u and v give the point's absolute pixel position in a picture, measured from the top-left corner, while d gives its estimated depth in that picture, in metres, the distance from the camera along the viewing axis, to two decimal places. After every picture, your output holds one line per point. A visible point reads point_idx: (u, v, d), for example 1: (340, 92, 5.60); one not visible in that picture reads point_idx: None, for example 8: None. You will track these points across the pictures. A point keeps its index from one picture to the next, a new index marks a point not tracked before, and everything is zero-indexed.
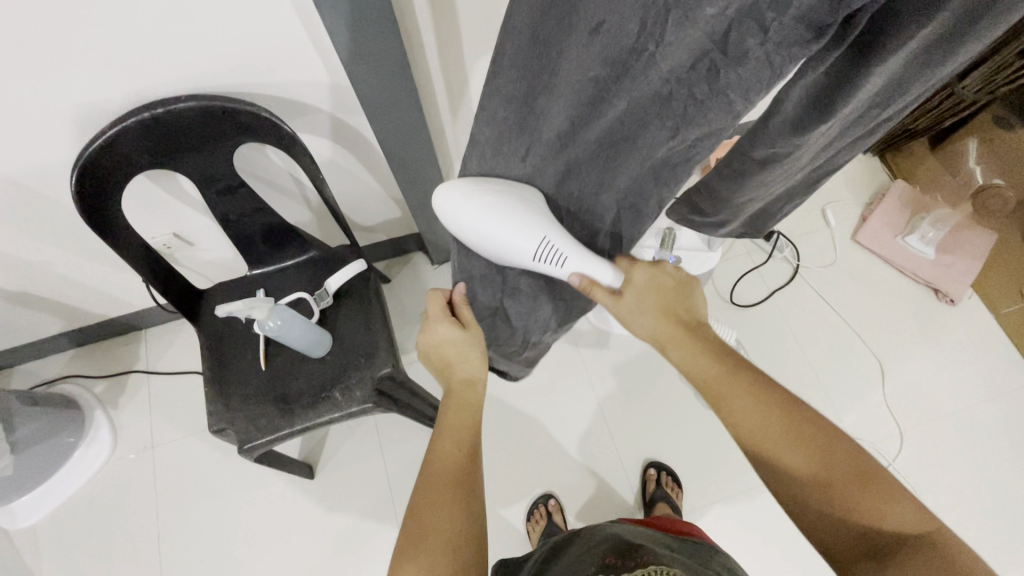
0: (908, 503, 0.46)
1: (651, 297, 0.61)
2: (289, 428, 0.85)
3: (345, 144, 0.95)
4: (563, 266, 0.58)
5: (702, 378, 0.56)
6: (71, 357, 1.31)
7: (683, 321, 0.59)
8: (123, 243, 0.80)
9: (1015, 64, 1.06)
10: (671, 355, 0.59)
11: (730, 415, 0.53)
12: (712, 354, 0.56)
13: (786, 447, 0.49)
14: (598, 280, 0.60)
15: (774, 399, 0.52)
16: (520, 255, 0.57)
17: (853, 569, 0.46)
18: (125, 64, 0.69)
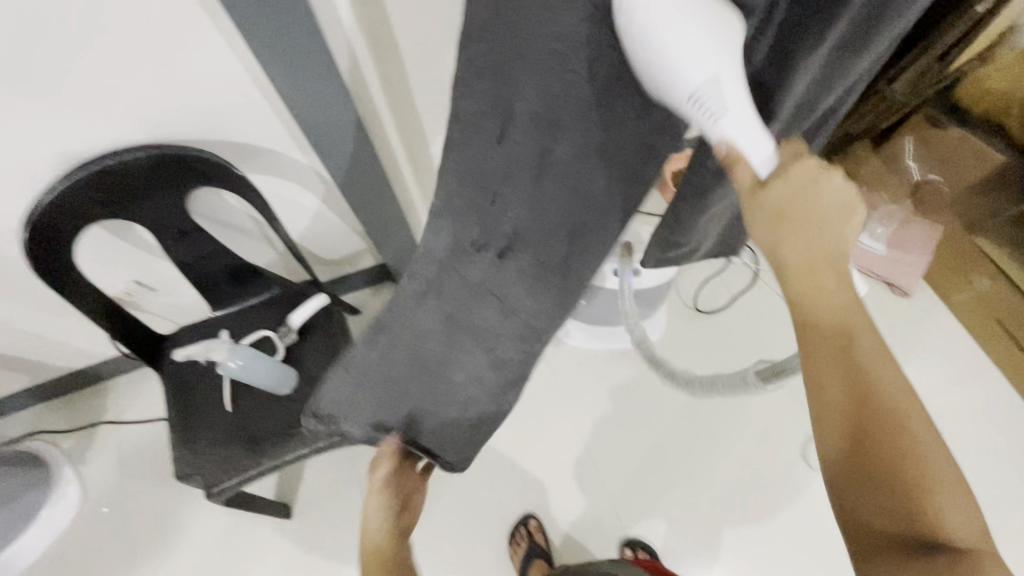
0: (967, 515, 0.40)
1: (793, 205, 0.40)
2: (257, 468, 0.85)
3: (301, 182, 0.97)
4: (715, 125, 0.38)
5: (813, 312, 0.42)
6: (37, 412, 1.28)
7: (829, 257, 0.41)
8: (78, 296, 0.79)
9: (937, 67, 1.15)
10: (787, 283, 0.43)
11: (814, 357, 0.43)
12: (838, 294, 0.41)
13: (849, 398, 0.41)
14: (745, 157, 0.40)
15: (877, 370, 0.41)
16: (671, 91, 0.37)
17: (876, 561, 0.41)
18: (71, 120, 0.70)
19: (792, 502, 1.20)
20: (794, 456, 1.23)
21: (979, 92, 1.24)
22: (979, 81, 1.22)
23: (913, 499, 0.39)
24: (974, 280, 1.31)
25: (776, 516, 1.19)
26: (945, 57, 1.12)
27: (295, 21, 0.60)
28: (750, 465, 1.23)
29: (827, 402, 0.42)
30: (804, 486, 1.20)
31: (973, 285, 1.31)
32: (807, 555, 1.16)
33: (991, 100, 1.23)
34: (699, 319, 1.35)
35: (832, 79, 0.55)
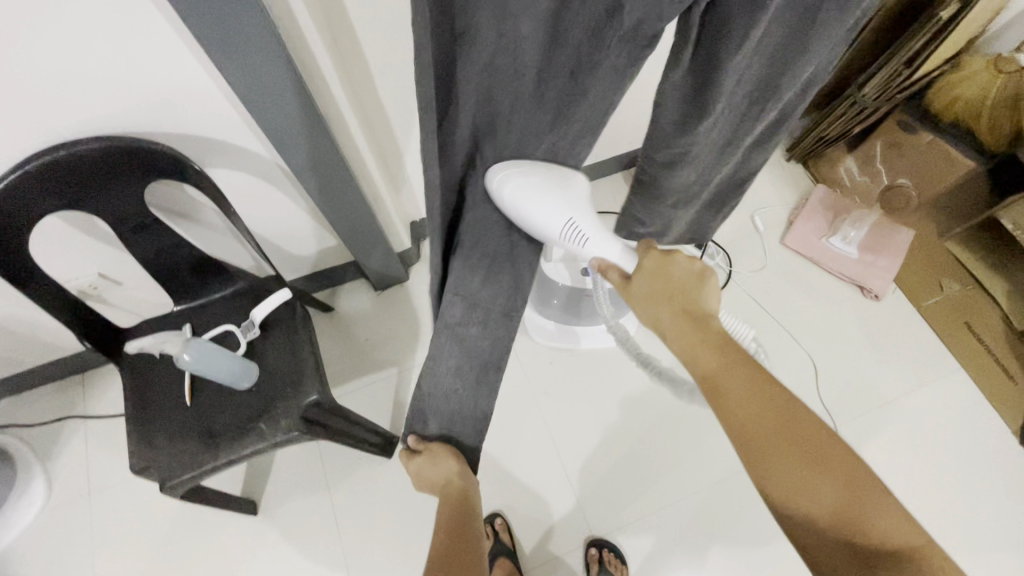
0: (897, 519, 0.46)
1: (660, 283, 0.58)
2: (213, 462, 0.85)
3: (265, 175, 0.97)
4: (585, 247, 0.63)
5: (703, 368, 0.53)
6: (2, 407, 1.27)
7: (692, 312, 0.56)
8: (33, 287, 0.79)
9: (905, 72, 1.18)
10: (671, 344, 0.56)
11: (732, 416, 0.51)
12: (722, 351, 0.53)
13: (775, 444, 0.49)
14: (612, 266, 0.63)
15: (781, 410, 0.50)
16: (546, 233, 0.63)
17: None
18: (22, 111, 0.70)
19: (759, 501, 1.20)
20: None
21: (946, 99, 1.22)
22: (947, 87, 1.22)
23: (849, 521, 0.47)
24: (945, 285, 1.33)
25: (743, 516, 1.19)
26: (912, 63, 1.15)
27: (241, 16, 0.60)
28: (718, 465, 1.23)
29: (769, 457, 0.49)
30: None
31: (944, 289, 1.33)
32: (773, 555, 1.16)
33: (960, 105, 1.21)
34: None
35: (780, 78, 0.60)
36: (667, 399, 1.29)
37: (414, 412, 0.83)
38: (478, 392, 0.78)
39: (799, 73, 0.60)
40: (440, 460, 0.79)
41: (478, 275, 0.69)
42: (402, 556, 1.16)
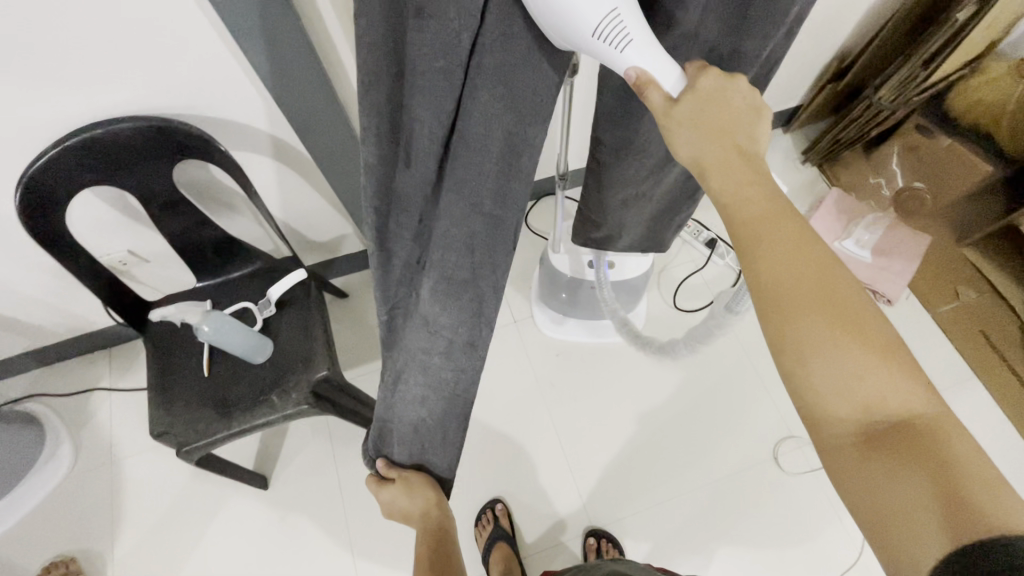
0: (914, 392, 0.40)
1: (713, 111, 0.47)
2: (227, 430, 0.89)
3: (286, 161, 1.02)
4: (625, 54, 0.44)
5: (743, 216, 0.44)
6: (35, 376, 1.34)
7: (745, 152, 0.46)
8: (67, 257, 0.84)
9: (921, 75, 1.18)
10: (710, 182, 0.46)
11: (755, 266, 0.43)
12: (766, 188, 0.45)
13: (808, 306, 0.42)
14: (656, 82, 0.45)
15: (809, 262, 0.42)
16: (576, 30, 0.42)
17: (846, 462, 0.41)
18: (63, 89, 0.75)
19: (762, 501, 1.20)
20: (765, 456, 1.23)
21: (967, 102, 1.21)
22: (968, 90, 1.20)
23: (866, 386, 0.40)
24: (961, 293, 1.30)
25: (744, 515, 1.19)
26: (928, 66, 1.16)
27: None
28: (721, 463, 1.23)
29: (798, 322, 0.42)
30: (774, 487, 1.21)
31: (959, 296, 1.30)
32: (773, 554, 1.15)
33: (980, 112, 1.20)
34: (677, 317, 1.36)
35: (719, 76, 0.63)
36: (672, 395, 1.30)
37: (382, 441, 0.88)
38: (446, 420, 0.81)
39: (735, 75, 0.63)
40: (416, 490, 0.86)
41: (441, 303, 0.65)
42: (405, 538, 1.19)
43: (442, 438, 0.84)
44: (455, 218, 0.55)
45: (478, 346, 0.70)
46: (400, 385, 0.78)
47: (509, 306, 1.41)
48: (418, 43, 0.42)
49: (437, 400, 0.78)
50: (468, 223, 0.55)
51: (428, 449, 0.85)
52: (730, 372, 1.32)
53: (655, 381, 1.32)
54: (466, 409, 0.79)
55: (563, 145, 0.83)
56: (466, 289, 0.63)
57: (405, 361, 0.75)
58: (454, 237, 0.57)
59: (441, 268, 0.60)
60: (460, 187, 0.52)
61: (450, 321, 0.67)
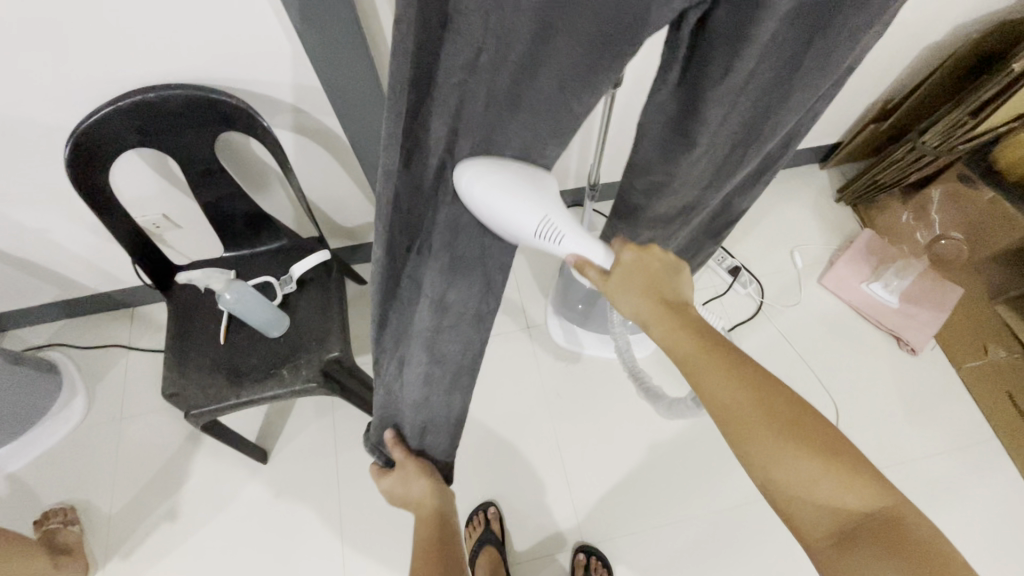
0: (867, 490, 0.46)
1: (640, 277, 0.57)
2: (236, 398, 0.90)
3: (323, 141, 1.04)
4: (561, 245, 0.56)
5: (687, 354, 0.52)
6: (59, 327, 1.38)
7: (670, 304, 0.56)
8: (106, 212, 0.87)
9: (969, 122, 1.16)
10: (652, 332, 0.55)
11: (710, 394, 0.50)
12: (696, 333, 0.53)
13: (762, 424, 0.47)
14: (591, 261, 0.57)
15: (756, 386, 0.49)
16: (520, 232, 0.55)
17: (834, 565, 0.45)
18: (123, 49, 0.78)
19: (759, 539, 1.17)
20: None
21: (1014, 157, 1.17)
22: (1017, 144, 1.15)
23: (828, 491, 0.46)
24: (990, 350, 1.25)
25: (739, 551, 1.16)
26: (976, 116, 1.14)
27: None
28: (721, 494, 1.21)
29: (753, 444, 0.48)
30: (773, 525, 1.18)
31: (988, 354, 1.25)
32: None
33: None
34: None
35: (763, 126, 0.63)
36: (678, 420, 1.28)
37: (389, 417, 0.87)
38: (451, 396, 0.79)
39: (777, 127, 0.63)
40: (413, 478, 0.87)
41: (449, 283, 0.62)
42: (394, 530, 1.19)
43: (438, 413, 0.82)
44: (465, 201, 0.55)
45: (487, 319, 0.68)
46: (404, 368, 0.76)
47: (524, 311, 1.41)
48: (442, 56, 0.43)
49: (443, 373, 0.74)
50: (475, 203, 0.56)
51: (431, 432, 0.86)
52: None
53: None
54: (471, 380, 0.77)
55: (597, 156, 0.83)
56: (477, 268, 0.62)
57: (407, 344, 0.73)
58: (464, 222, 0.58)
59: (448, 249, 0.59)
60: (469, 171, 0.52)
61: (464, 296, 0.64)
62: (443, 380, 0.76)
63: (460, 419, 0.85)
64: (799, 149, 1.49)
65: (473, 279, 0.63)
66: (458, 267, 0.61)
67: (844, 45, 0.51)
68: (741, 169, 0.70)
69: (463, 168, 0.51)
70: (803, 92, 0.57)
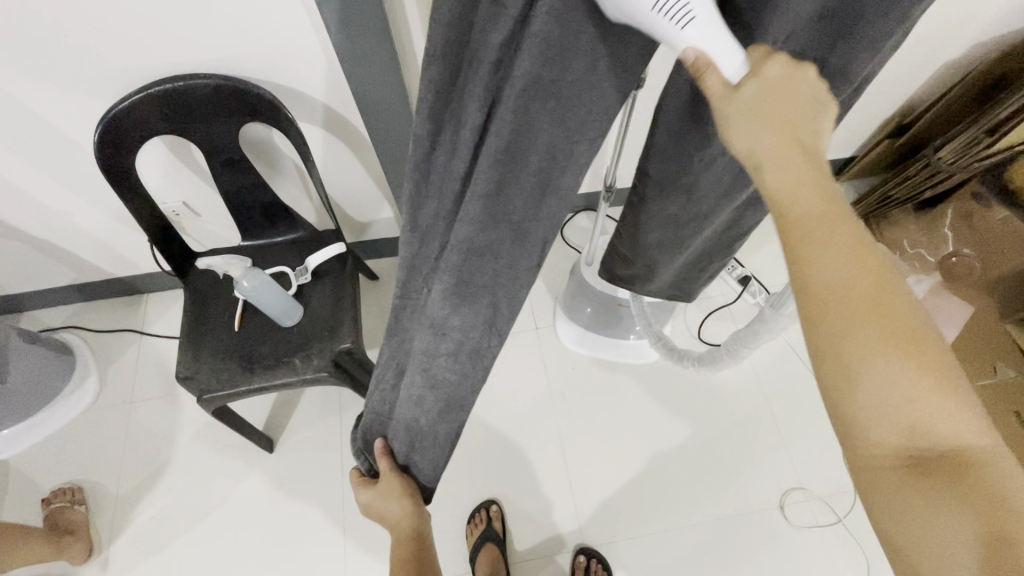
0: (960, 417, 0.37)
1: (776, 102, 0.40)
2: (247, 385, 0.92)
3: (344, 137, 1.06)
4: (684, 33, 0.39)
5: (801, 216, 0.38)
6: (74, 309, 1.40)
7: (809, 150, 0.39)
8: (131, 197, 0.89)
9: (984, 141, 1.17)
10: (770, 178, 0.39)
11: (811, 275, 0.38)
12: (829, 192, 0.38)
13: (866, 322, 0.37)
14: (717, 67, 0.40)
15: (873, 275, 0.37)
16: (636, 1, 0.37)
17: (884, 485, 0.38)
18: (157, 38, 0.80)
19: (760, 549, 1.16)
20: (770, 503, 1.20)
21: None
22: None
23: (916, 412, 0.37)
24: (1000, 369, 1.23)
25: (740, 560, 1.16)
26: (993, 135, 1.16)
27: None
28: (723, 503, 1.21)
29: (851, 338, 0.37)
30: (774, 536, 1.17)
31: (998, 372, 1.23)
32: None
33: None
34: (699, 348, 1.35)
35: None
36: (683, 427, 1.28)
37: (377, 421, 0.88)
38: (440, 422, 0.77)
39: None
40: (393, 496, 0.87)
41: (452, 308, 0.60)
42: None
43: (426, 441, 0.81)
44: (477, 223, 0.50)
45: (484, 351, 0.67)
46: (402, 379, 0.77)
47: (533, 313, 1.42)
48: (483, 38, 0.41)
49: (434, 401, 0.74)
50: (494, 227, 0.51)
51: (416, 450, 0.84)
52: (747, 412, 1.29)
53: (668, 410, 1.30)
54: (462, 414, 0.77)
55: (613, 160, 0.84)
56: (486, 293, 0.58)
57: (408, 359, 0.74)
58: (480, 244, 0.52)
59: (456, 271, 0.55)
60: (491, 191, 0.48)
61: (465, 322, 0.62)
62: (434, 407, 0.75)
63: (451, 449, 0.84)
64: None
65: (477, 308, 0.60)
66: (467, 290, 0.58)
67: (864, 52, 0.51)
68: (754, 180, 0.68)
69: None
70: (821, 99, 0.57)
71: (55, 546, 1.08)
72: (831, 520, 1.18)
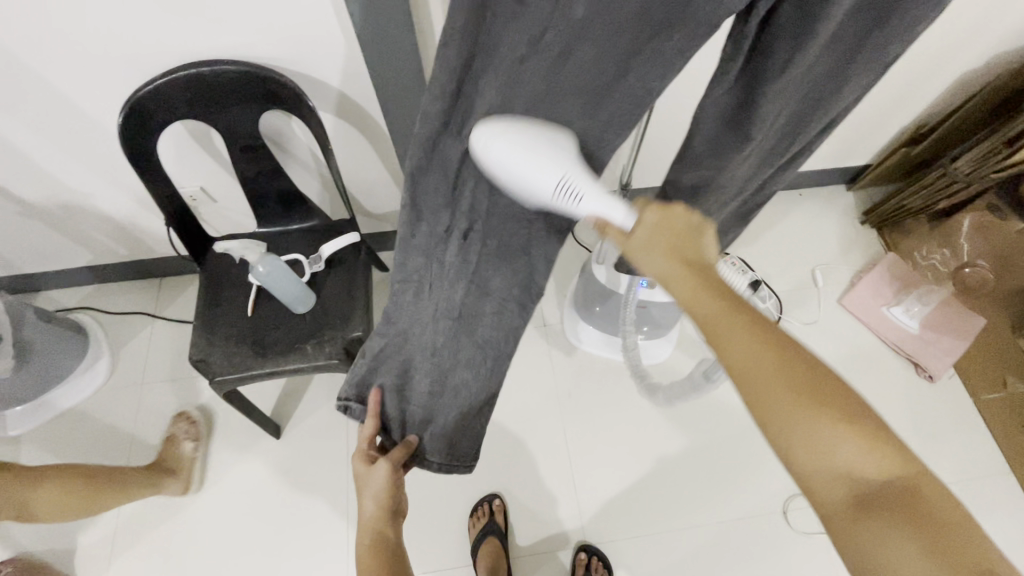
0: (887, 454, 0.44)
1: (665, 236, 0.51)
2: (258, 369, 0.93)
3: (362, 127, 1.07)
4: (580, 206, 0.52)
5: (705, 316, 0.46)
6: (88, 291, 1.42)
7: (695, 264, 0.49)
8: (151, 180, 0.90)
9: (1002, 151, 1.15)
10: (672, 293, 0.49)
11: (733, 361, 0.45)
12: (722, 295, 0.47)
13: (789, 390, 0.43)
14: (611, 220, 0.52)
15: (779, 351, 0.44)
16: (537, 190, 0.51)
17: (846, 530, 0.43)
18: (183, 23, 0.82)
19: (761, 553, 1.16)
20: (773, 509, 1.20)
21: None
22: None
23: (851, 460, 0.43)
24: (1009, 383, 1.27)
25: (740, 563, 1.16)
26: (1011, 146, 1.14)
27: None
28: (726, 506, 1.20)
29: (777, 414, 0.44)
30: (776, 542, 1.17)
31: (1007, 386, 1.27)
32: None
33: None
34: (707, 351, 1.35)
35: (814, 112, 0.63)
36: (688, 430, 1.28)
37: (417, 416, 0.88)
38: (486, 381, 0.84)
39: (825, 114, 0.63)
40: None
41: (493, 268, 0.67)
42: None
43: (461, 394, 0.85)
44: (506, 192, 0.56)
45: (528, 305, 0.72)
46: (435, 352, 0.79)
47: (541, 310, 1.42)
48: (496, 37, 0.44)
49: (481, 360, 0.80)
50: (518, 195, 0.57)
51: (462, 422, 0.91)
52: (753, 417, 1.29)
53: (673, 411, 1.30)
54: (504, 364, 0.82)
55: (629, 158, 0.84)
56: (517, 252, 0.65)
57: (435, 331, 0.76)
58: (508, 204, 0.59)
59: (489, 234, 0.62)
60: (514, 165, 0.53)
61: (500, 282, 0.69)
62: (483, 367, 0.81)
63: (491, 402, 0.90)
64: (827, 169, 1.49)
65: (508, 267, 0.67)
66: (502, 250, 0.64)
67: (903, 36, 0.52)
68: (790, 151, 0.71)
69: (479, 126, 0.48)
70: (857, 79, 0.58)
71: (155, 480, 1.15)
72: None
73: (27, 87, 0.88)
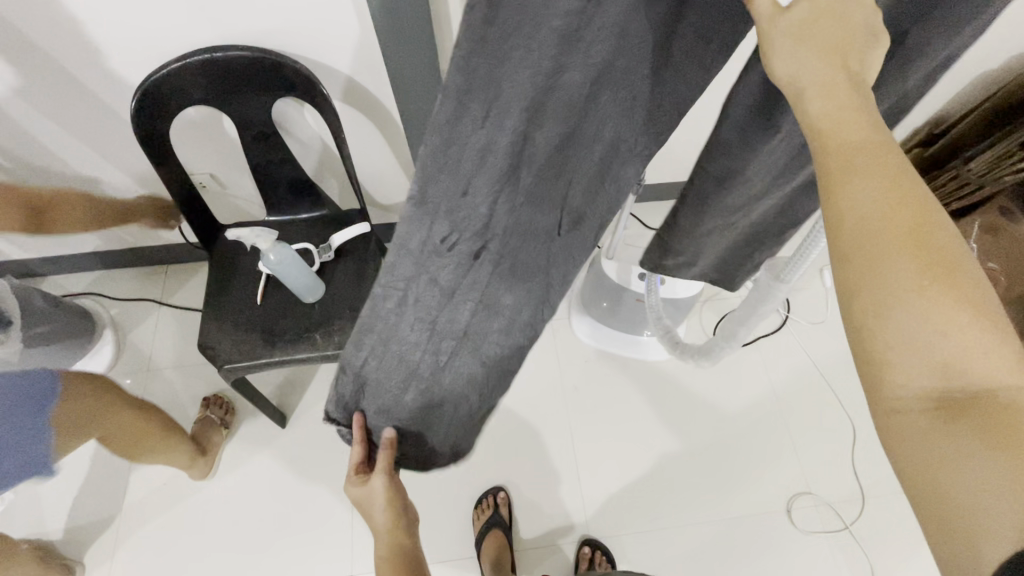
0: (1003, 359, 0.32)
1: (827, 24, 0.35)
2: (267, 357, 0.92)
3: (374, 117, 1.06)
4: None
5: (837, 143, 0.34)
6: (96, 277, 1.42)
7: (855, 81, 0.35)
8: (163, 165, 0.90)
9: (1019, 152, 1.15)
10: (808, 107, 0.35)
11: (840, 199, 0.34)
12: (869, 121, 0.34)
13: (898, 243, 0.32)
14: None
15: (908, 199, 0.33)
16: None
17: (903, 432, 0.33)
18: (198, 7, 0.81)
19: (765, 549, 1.17)
20: (778, 506, 1.20)
21: None
22: None
23: (952, 350, 0.32)
24: None
25: (744, 560, 1.16)
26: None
27: None
28: (731, 503, 1.21)
29: (878, 280, 0.33)
30: (780, 539, 1.17)
31: None
32: None
33: None
34: None
35: None
36: (694, 426, 1.28)
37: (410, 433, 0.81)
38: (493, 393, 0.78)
39: None
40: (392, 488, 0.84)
41: (506, 286, 0.60)
42: None
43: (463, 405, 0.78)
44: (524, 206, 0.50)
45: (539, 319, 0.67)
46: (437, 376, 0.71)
47: None
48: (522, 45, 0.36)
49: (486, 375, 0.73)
50: (542, 206, 0.51)
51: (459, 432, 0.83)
52: (757, 415, 1.29)
53: (679, 407, 1.30)
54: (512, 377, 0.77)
55: None
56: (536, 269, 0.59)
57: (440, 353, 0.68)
58: (531, 224, 0.52)
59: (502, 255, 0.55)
60: (539, 176, 0.48)
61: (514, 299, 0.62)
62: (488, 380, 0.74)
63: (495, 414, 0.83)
64: None
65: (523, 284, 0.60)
66: (520, 267, 0.58)
67: None
68: None
69: None
70: None
71: (191, 462, 1.14)
72: (837, 526, 1.18)
73: (39, 70, 0.88)
